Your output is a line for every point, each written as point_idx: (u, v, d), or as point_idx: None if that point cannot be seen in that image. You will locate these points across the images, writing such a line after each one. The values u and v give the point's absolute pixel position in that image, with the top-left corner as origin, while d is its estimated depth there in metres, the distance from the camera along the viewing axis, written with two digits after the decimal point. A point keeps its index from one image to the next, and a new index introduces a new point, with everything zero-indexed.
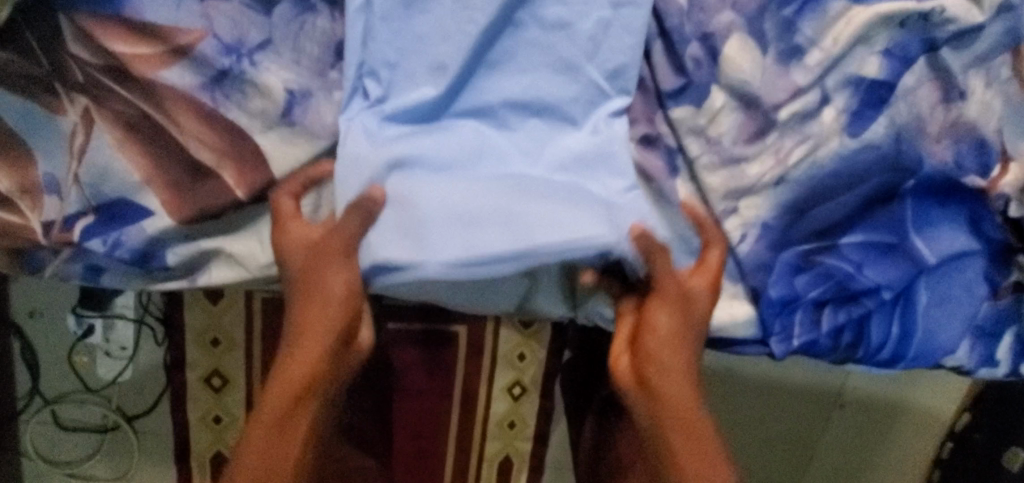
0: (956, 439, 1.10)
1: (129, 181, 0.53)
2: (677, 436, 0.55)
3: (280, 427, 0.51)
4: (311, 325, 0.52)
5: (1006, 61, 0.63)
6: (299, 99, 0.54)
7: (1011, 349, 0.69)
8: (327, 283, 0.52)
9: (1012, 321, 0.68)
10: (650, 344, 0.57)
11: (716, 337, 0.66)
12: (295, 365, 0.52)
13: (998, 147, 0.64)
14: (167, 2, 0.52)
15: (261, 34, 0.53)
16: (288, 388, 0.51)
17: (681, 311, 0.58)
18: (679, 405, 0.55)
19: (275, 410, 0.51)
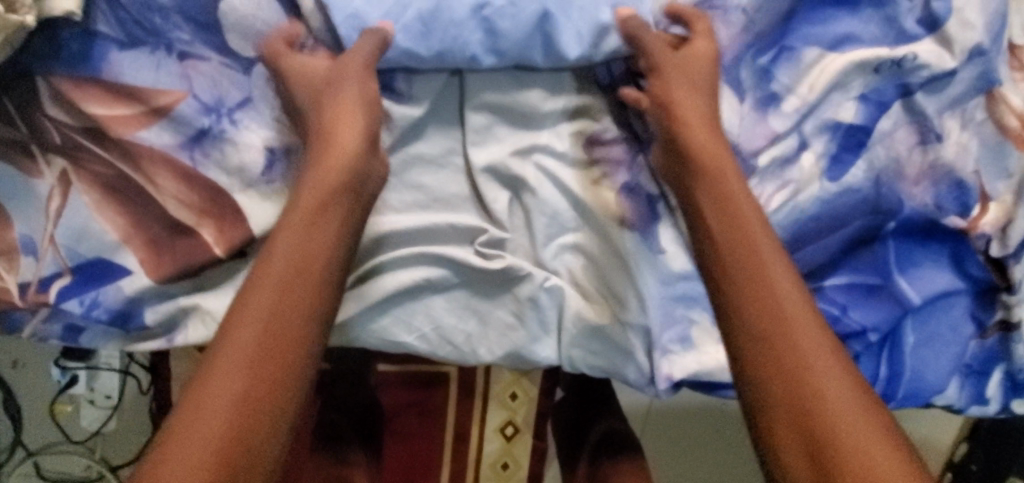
0: (955, 470, 1.10)
1: (107, 240, 0.53)
2: (780, 379, 0.47)
3: (283, 284, 0.46)
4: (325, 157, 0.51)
5: (981, 103, 0.64)
6: (279, 157, 0.54)
7: (1000, 387, 0.68)
8: (340, 139, 0.51)
9: (1000, 359, 0.67)
10: (749, 359, 0.48)
11: (704, 381, 0.62)
12: (303, 225, 0.49)
13: (975, 188, 0.64)
14: (146, 64, 0.52)
15: (240, 92, 0.53)
16: (253, 345, 0.44)
17: (746, 243, 0.52)
18: (810, 372, 0.46)
19: (231, 368, 0.43)
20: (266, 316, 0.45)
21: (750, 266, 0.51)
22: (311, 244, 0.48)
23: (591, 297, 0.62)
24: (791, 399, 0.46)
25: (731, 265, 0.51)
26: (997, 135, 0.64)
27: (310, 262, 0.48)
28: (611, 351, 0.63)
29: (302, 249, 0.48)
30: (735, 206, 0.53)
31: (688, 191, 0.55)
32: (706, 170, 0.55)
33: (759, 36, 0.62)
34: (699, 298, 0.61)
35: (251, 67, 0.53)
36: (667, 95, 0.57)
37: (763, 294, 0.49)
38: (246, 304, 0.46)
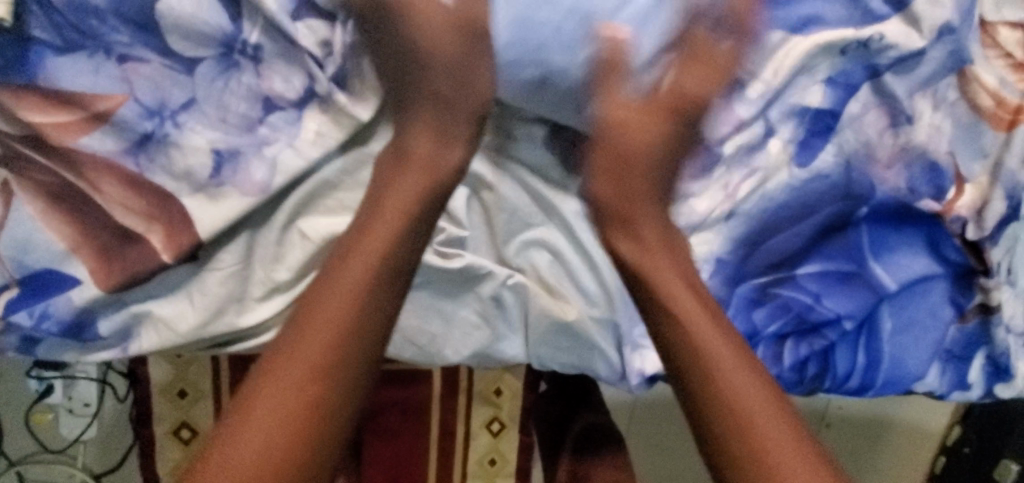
0: (949, 454, 1.08)
1: (54, 251, 0.52)
2: (735, 418, 0.52)
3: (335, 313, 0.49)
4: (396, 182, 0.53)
5: (953, 83, 0.62)
6: (227, 159, 0.52)
7: (983, 372, 0.66)
8: (427, 164, 0.53)
9: (982, 343, 0.66)
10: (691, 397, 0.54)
11: None
12: (366, 247, 0.51)
13: (948, 170, 0.63)
14: (85, 68, 0.50)
15: (184, 94, 0.52)
16: (314, 361, 0.47)
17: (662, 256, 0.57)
18: (743, 410, 0.52)
19: (272, 384, 0.46)
20: (315, 340, 0.48)
21: (686, 314, 0.55)
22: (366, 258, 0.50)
23: (558, 293, 0.61)
24: (725, 420, 0.52)
25: (683, 329, 0.54)
26: (970, 115, 0.62)
27: (359, 282, 0.50)
28: (579, 348, 0.62)
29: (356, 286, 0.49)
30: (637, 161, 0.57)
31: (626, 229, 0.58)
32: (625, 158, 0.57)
33: (722, 20, 0.59)
34: None
35: (193, 68, 0.51)
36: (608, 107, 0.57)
37: (692, 345, 0.54)
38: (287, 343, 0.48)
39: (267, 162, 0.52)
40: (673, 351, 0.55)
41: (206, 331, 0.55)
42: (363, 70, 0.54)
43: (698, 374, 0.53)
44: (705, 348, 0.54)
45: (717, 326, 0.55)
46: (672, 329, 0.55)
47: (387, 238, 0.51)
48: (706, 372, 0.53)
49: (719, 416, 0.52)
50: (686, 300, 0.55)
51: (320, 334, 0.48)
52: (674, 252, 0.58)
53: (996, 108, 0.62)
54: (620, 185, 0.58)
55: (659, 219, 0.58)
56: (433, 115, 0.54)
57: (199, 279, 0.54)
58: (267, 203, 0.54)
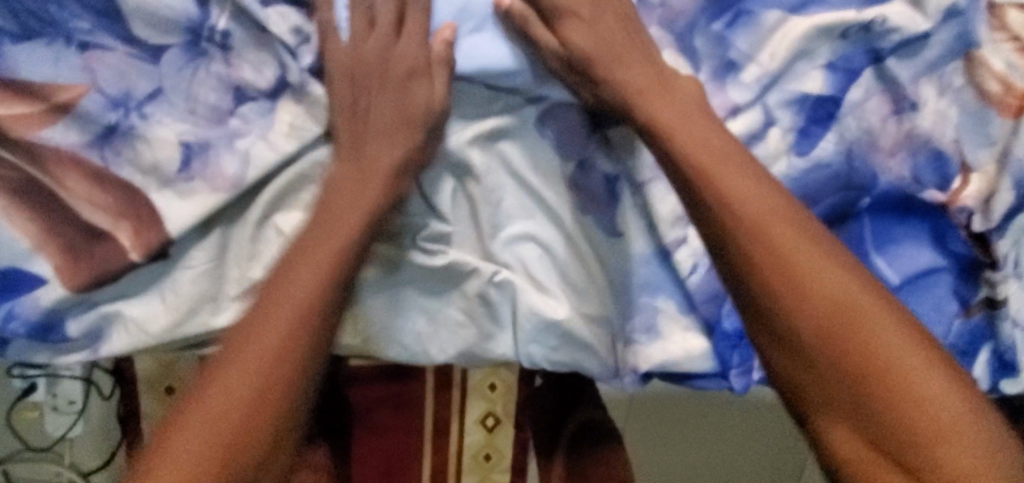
0: None
1: (19, 248, 0.50)
2: (849, 335, 0.45)
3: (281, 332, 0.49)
4: (340, 203, 0.52)
5: (959, 67, 0.59)
6: (196, 152, 0.50)
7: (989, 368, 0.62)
8: (377, 162, 0.52)
9: (988, 339, 0.61)
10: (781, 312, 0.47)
11: (674, 372, 0.60)
12: (303, 275, 0.51)
13: (954, 158, 0.60)
14: (46, 57, 0.48)
15: (149, 84, 0.49)
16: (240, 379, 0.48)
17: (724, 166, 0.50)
18: (862, 321, 0.45)
19: (213, 390, 0.48)
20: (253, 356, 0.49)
21: (764, 226, 0.48)
22: (311, 278, 0.51)
23: (545, 288, 0.58)
24: (835, 337, 0.45)
25: (747, 238, 0.48)
26: (977, 101, 0.60)
27: (305, 311, 0.50)
28: (572, 348, 0.59)
29: (298, 313, 0.50)
30: (676, 91, 0.54)
31: (663, 146, 0.52)
32: (661, 85, 0.54)
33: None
34: (663, 284, 0.59)
35: (159, 56, 0.49)
36: (599, 72, 0.55)
37: (776, 260, 0.47)
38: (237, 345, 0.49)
39: (238, 155, 0.50)
40: (752, 272, 0.47)
41: (177, 331, 0.53)
42: (339, 59, 0.51)
43: (790, 293, 0.46)
44: (789, 253, 0.47)
45: (803, 233, 0.48)
46: (749, 247, 0.48)
47: (303, 294, 0.50)
48: (795, 292, 0.46)
49: (824, 337, 0.46)
50: (764, 208, 0.48)
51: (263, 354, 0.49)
52: (740, 164, 0.50)
53: (1004, 94, 0.59)
54: (673, 107, 0.53)
55: (711, 133, 0.52)
56: (376, 134, 0.52)
57: (171, 278, 0.52)
58: (241, 198, 0.51)
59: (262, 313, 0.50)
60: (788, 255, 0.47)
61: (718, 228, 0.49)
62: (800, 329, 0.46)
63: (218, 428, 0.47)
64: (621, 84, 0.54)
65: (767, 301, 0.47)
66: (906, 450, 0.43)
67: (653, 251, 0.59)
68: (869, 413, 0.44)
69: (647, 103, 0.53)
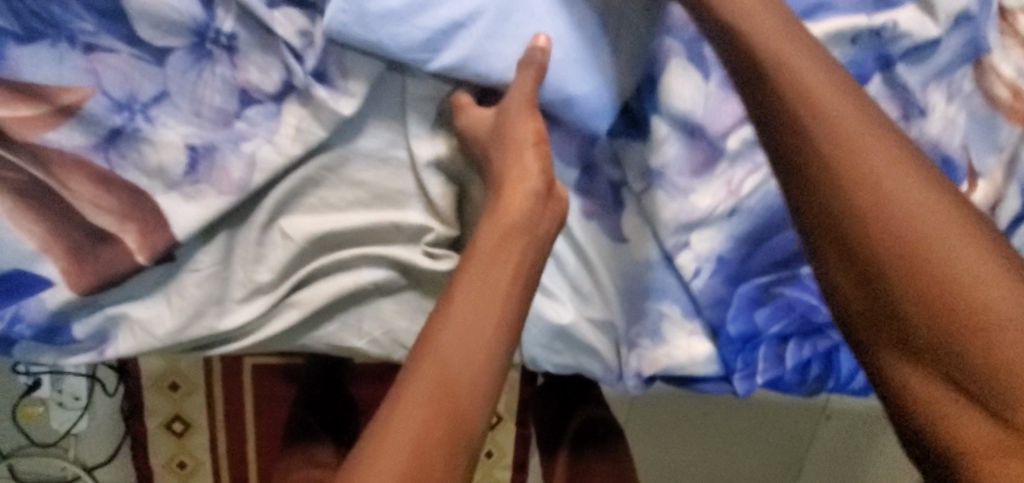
0: None
1: (24, 250, 0.50)
2: (917, 236, 0.38)
3: (450, 387, 0.40)
4: (501, 252, 0.45)
5: (969, 73, 0.59)
6: (202, 156, 0.50)
7: None
8: (512, 226, 0.47)
9: None
10: (834, 207, 0.40)
11: (677, 375, 0.60)
12: (483, 318, 0.43)
13: (961, 164, 0.59)
14: (48, 58, 0.47)
15: (155, 86, 0.49)
16: (415, 443, 0.38)
17: (818, 88, 0.43)
18: (944, 234, 0.37)
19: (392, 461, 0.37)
20: (412, 424, 0.39)
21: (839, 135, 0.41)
22: (480, 337, 0.42)
23: (549, 291, 0.59)
24: (904, 241, 0.38)
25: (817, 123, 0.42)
26: (986, 107, 0.59)
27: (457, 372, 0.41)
28: (576, 350, 0.60)
29: (450, 363, 0.41)
30: (809, 51, 0.44)
31: (771, 71, 0.44)
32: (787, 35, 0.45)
33: None
34: (668, 288, 0.60)
35: (164, 59, 0.48)
36: (745, 32, 0.46)
37: (849, 174, 0.40)
38: (409, 399, 0.40)
39: (244, 159, 0.50)
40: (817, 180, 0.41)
41: (183, 334, 0.53)
42: (345, 63, 0.51)
43: (862, 209, 0.39)
44: (854, 138, 0.41)
45: (879, 132, 0.41)
46: (817, 158, 0.41)
47: (475, 350, 0.42)
48: (868, 206, 0.39)
49: (894, 263, 0.38)
50: (837, 99, 0.42)
51: (431, 417, 0.39)
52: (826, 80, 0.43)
53: (1013, 100, 0.59)
54: (803, 48, 0.44)
55: (804, 51, 0.44)
56: (510, 179, 0.49)
57: (176, 280, 0.52)
58: (246, 202, 0.51)
59: (443, 360, 0.41)
60: (865, 169, 0.40)
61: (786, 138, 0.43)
62: (868, 249, 0.39)
63: (417, 463, 0.37)
64: (743, 20, 0.46)
65: (826, 212, 0.40)
66: (996, 408, 0.34)
67: (658, 256, 0.59)
68: (945, 357, 0.36)
69: (761, 32, 0.45)
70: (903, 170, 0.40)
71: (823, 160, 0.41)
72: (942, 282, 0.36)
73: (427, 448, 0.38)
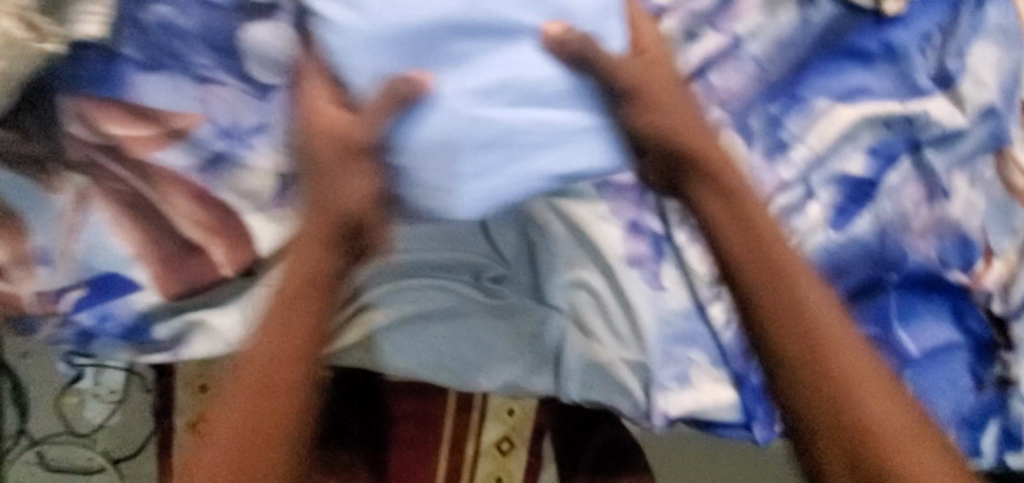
0: None
1: (117, 253, 0.54)
2: (849, 389, 0.50)
3: (267, 381, 0.48)
4: (310, 255, 0.51)
5: (990, 161, 0.64)
6: (292, 182, 0.55)
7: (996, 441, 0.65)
8: (333, 210, 0.52)
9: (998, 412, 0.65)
10: (783, 354, 0.51)
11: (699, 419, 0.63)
12: (293, 325, 0.50)
13: (978, 245, 0.64)
14: (166, 86, 0.54)
15: (256, 118, 0.55)
16: (238, 450, 0.47)
17: (749, 219, 0.55)
18: (847, 375, 0.50)
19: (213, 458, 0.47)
20: (236, 416, 0.48)
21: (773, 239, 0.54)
22: (269, 343, 0.49)
23: (589, 331, 0.62)
24: (821, 387, 0.50)
25: (766, 298, 0.53)
26: (1004, 194, 0.64)
27: (264, 370, 0.49)
28: (608, 388, 0.63)
29: (268, 354, 0.49)
30: (750, 214, 0.55)
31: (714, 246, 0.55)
32: (717, 170, 0.56)
33: (772, 87, 0.62)
34: (698, 336, 0.64)
35: (266, 93, 0.55)
36: (644, 95, 0.57)
37: (776, 261, 0.54)
38: (233, 406, 0.48)
39: None
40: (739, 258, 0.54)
41: None
42: None
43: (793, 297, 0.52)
44: (814, 313, 0.52)
45: (824, 299, 0.53)
46: (774, 285, 0.53)
47: (301, 343, 0.50)
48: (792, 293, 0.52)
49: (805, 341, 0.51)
50: (802, 270, 0.54)
51: (252, 408, 0.48)
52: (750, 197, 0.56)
53: None
54: (714, 194, 0.56)
55: (750, 193, 0.56)
56: (334, 175, 0.52)
57: (251, 291, 0.56)
58: None
59: (253, 365, 0.49)
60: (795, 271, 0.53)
61: (708, 214, 0.55)
62: (777, 325, 0.52)
63: (241, 461, 0.46)
64: (659, 118, 0.56)
65: (756, 282, 0.53)
66: (844, 441, 0.49)
67: (691, 306, 0.64)
68: (829, 404, 0.49)
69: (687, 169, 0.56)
70: (840, 334, 0.52)
71: (779, 317, 0.52)
72: (858, 432, 0.49)
73: (274, 444, 0.47)
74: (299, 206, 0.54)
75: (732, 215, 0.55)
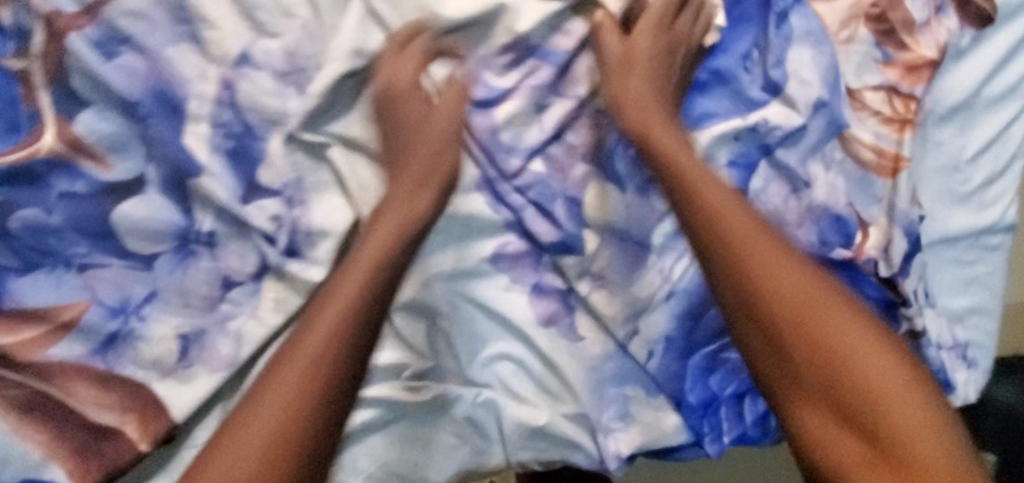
0: None
1: (29, 459, 0.53)
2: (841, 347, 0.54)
3: (308, 371, 0.50)
4: (341, 294, 0.52)
5: (837, 145, 0.69)
6: (193, 341, 0.55)
7: (928, 388, 0.77)
8: (337, 293, 0.52)
9: (920, 363, 0.76)
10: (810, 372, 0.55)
11: (655, 449, 0.69)
12: (308, 338, 0.51)
13: (853, 220, 0.70)
14: (47, 283, 0.53)
15: (145, 288, 0.54)
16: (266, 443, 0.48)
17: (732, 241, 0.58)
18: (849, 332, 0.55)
19: (253, 450, 0.48)
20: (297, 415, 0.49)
21: (737, 234, 0.58)
22: (327, 328, 0.51)
23: (526, 400, 0.65)
24: (825, 350, 0.55)
25: (762, 280, 0.57)
26: (858, 169, 0.71)
27: (310, 379, 0.50)
28: (557, 446, 0.66)
29: (302, 374, 0.50)
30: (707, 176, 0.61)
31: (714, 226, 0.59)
32: (415, 191, 0.54)
33: (626, 131, 0.64)
34: (629, 374, 0.68)
35: (152, 262, 0.54)
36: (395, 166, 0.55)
37: (728, 239, 0.58)
38: (279, 387, 0.50)
39: (232, 337, 0.56)
40: (781, 321, 0.56)
41: None
42: (311, 235, 0.55)
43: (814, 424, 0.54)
44: (804, 304, 0.56)
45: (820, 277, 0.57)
46: (733, 262, 0.58)
47: (309, 366, 0.50)
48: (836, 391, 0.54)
49: (818, 351, 0.55)
50: (758, 241, 0.58)
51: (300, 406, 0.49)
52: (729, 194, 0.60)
53: (878, 160, 0.71)
54: (713, 189, 0.60)
55: (734, 203, 0.60)
56: (397, 197, 0.54)
57: (181, 456, 0.56)
58: (239, 371, 0.56)
59: (271, 397, 0.49)
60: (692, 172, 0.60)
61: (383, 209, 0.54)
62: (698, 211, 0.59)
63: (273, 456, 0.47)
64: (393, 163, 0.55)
65: (793, 397, 0.56)
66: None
67: (613, 346, 0.67)
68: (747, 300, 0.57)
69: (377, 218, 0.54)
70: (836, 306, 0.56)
71: (746, 302, 0.57)
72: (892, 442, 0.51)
73: (291, 434, 0.48)
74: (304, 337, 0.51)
75: (762, 321, 0.57)
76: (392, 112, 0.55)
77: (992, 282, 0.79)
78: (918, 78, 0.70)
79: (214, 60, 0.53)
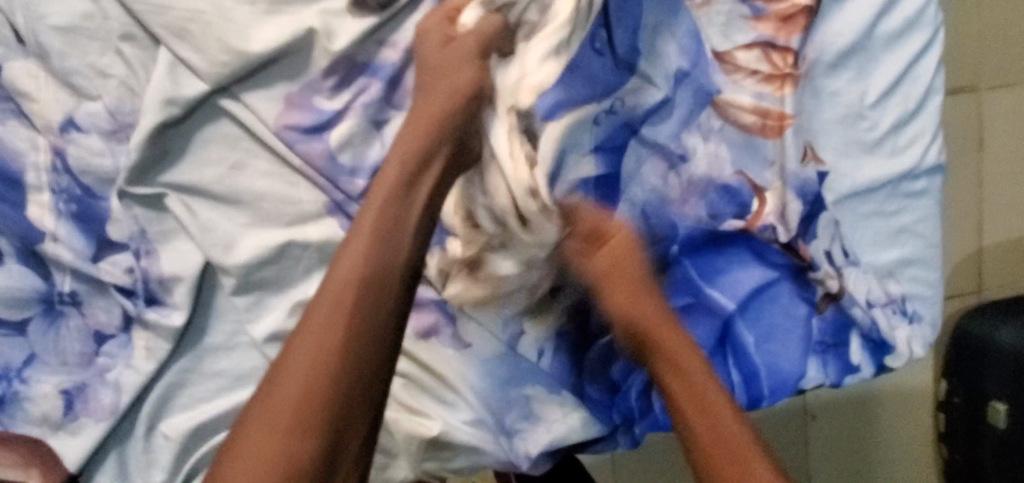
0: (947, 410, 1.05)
1: None
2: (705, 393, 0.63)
3: (306, 377, 0.49)
4: (338, 300, 0.52)
5: (711, 113, 0.68)
6: (76, 395, 0.57)
7: (865, 350, 0.72)
8: (349, 287, 0.52)
9: (851, 325, 0.72)
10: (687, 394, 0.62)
11: (575, 444, 0.68)
12: (308, 340, 0.51)
13: (742, 188, 0.69)
14: None
15: (23, 352, 0.57)
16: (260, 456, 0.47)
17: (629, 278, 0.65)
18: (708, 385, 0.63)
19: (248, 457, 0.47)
20: (279, 421, 0.48)
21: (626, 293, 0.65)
22: (323, 341, 0.51)
23: (420, 411, 0.66)
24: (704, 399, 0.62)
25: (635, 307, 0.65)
26: (740, 134, 0.69)
27: (314, 385, 0.49)
28: (462, 453, 0.66)
29: (309, 373, 0.50)
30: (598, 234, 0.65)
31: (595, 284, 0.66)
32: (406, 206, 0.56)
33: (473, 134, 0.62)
34: (526, 374, 0.67)
35: (24, 327, 0.57)
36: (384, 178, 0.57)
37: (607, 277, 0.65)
38: (284, 394, 0.49)
39: (111, 387, 0.57)
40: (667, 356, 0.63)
41: None
42: (166, 282, 0.57)
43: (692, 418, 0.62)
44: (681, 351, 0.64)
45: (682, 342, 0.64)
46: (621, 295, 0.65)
47: (308, 376, 0.49)
48: (710, 394, 0.62)
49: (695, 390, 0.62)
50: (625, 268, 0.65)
51: (298, 413, 0.48)
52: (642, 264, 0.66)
53: (761, 121, 0.69)
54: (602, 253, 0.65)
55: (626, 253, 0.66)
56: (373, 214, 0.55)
57: None
58: (125, 417, 0.59)
59: (276, 391, 0.49)
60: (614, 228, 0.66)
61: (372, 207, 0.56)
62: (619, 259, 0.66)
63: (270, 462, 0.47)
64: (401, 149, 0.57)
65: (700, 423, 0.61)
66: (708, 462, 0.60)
67: (503, 348, 0.66)
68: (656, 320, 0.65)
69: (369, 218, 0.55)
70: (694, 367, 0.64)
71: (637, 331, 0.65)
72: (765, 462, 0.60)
73: (293, 437, 0.48)
74: (334, 305, 0.52)
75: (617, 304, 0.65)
76: (229, 152, 0.58)
77: (924, 230, 0.72)
78: (793, 30, 0.68)
79: (44, 128, 0.55)
